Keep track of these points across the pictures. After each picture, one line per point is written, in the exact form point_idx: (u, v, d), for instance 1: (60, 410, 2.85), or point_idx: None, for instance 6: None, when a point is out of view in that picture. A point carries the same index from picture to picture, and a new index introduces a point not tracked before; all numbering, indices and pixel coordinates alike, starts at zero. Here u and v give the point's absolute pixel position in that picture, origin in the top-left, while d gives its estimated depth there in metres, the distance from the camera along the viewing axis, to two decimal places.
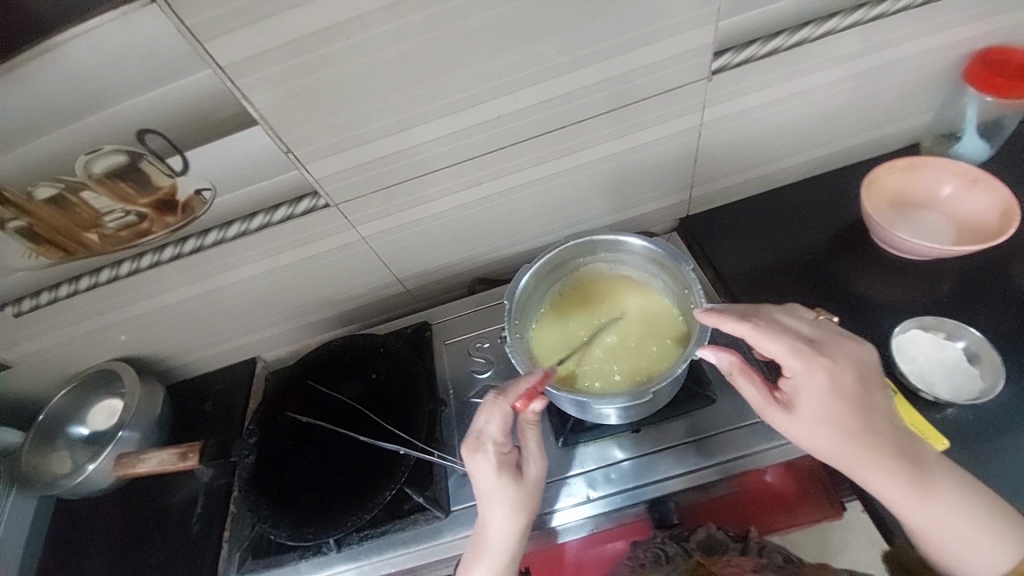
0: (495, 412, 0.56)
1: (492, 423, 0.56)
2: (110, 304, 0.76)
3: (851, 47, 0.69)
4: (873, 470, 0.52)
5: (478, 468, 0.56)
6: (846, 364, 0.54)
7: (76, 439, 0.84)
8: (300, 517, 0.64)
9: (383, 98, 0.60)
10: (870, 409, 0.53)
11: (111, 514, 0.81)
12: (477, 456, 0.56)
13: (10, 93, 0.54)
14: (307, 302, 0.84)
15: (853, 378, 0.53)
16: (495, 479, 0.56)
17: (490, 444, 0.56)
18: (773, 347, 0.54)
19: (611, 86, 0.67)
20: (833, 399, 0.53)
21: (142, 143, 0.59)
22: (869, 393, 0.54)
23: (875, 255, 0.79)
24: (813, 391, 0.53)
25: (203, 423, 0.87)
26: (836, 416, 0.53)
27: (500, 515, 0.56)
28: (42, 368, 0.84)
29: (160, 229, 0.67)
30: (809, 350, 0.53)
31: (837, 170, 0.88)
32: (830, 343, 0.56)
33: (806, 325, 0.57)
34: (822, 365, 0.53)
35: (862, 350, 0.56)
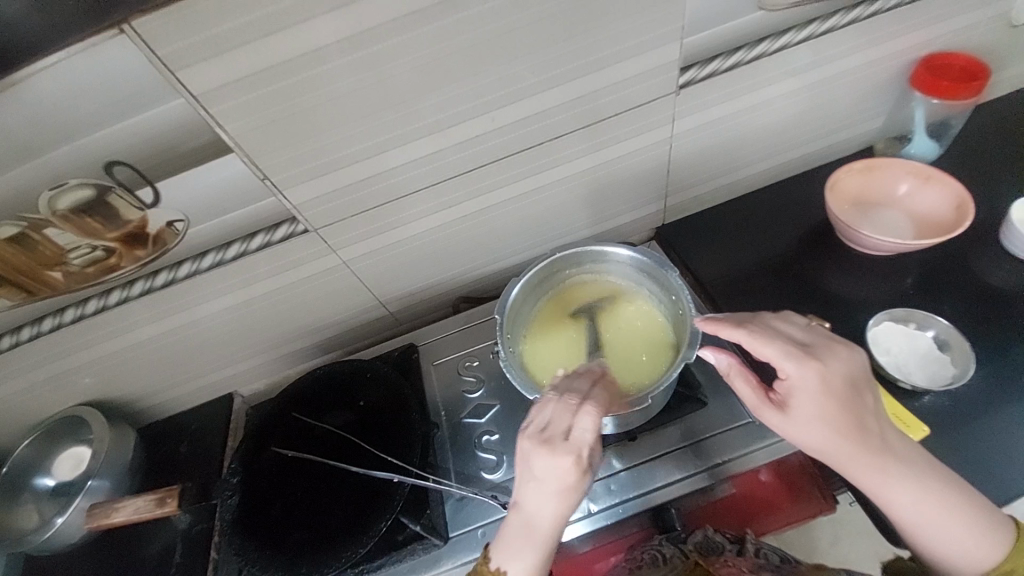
0: (593, 416, 0.52)
1: (592, 430, 0.51)
2: (75, 346, 0.73)
3: (807, 59, 0.74)
4: (867, 464, 0.53)
5: (563, 472, 0.51)
6: (837, 367, 0.53)
7: (41, 491, 0.79)
8: (290, 558, 0.61)
9: (361, 122, 0.61)
10: (864, 410, 0.53)
11: (79, 571, 0.75)
12: (572, 463, 0.50)
13: None
14: (288, 330, 0.82)
15: (846, 379, 0.53)
16: (575, 486, 0.52)
17: (584, 452, 0.51)
18: (772, 351, 0.53)
19: (585, 103, 0.69)
20: (825, 401, 0.52)
21: (110, 176, 0.57)
22: (864, 394, 0.53)
23: (844, 253, 0.82)
24: (806, 392, 0.52)
25: (179, 465, 0.82)
26: (829, 417, 0.52)
27: (557, 517, 0.53)
28: (1, 418, 0.79)
29: (130, 263, 0.65)
30: (800, 352, 0.53)
31: (800, 174, 0.92)
32: (823, 348, 0.54)
33: (800, 331, 0.56)
34: (814, 368, 0.52)
35: (854, 355, 0.54)
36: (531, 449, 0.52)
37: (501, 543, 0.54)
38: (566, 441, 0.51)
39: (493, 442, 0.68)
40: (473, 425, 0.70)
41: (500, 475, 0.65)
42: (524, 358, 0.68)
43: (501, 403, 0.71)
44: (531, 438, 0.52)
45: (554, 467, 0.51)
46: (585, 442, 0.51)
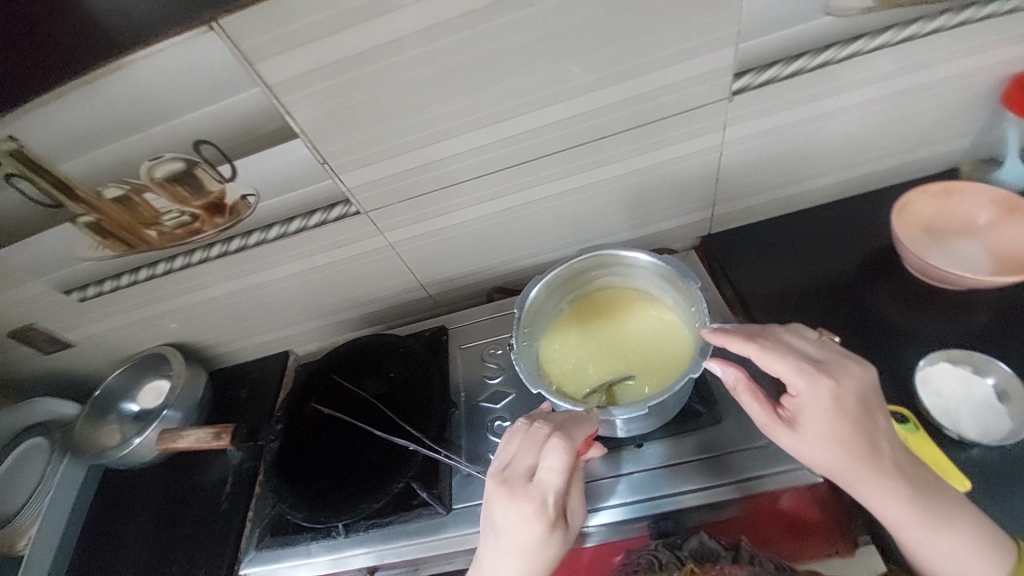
0: (558, 458, 0.54)
1: (556, 472, 0.53)
2: (162, 294, 0.85)
3: (886, 67, 0.68)
4: (877, 492, 0.52)
5: (529, 515, 0.53)
6: (851, 385, 0.52)
7: (126, 414, 0.93)
8: (314, 502, 0.68)
9: (412, 115, 0.65)
10: (874, 433, 0.52)
11: (150, 486, 0.88)
12: (536, 504, 0.53)
13: (83, 105, 0.60)
14: (337, 300, 0.90)
15: (856, 398, 0.52)
16: (538, 534, 0.53)
17: (549, 494, 0.53)
18: (784, 366, 0.53)
19: (631, 105, 0.69)
20: (835, 423, 0.51)
21: (198, 153, 0.65)
22: (874, 414, 0.52)
23: (904, 283, 0.76)
24: (816, 409, 0.52)
25: (239, 408, 0.94)
26: (837, 439, 0.51)
27: (526, 566, 0.53)
28: (102, 349, 0.93)
29: (210, 228, 0.74)
30: (812, 371, 0.52)
31: (867, 193, 0.86)
32: (836, 365, 0.53)
33: (807, 344, 0.55)
34: (826, 385, 0.51)
35: (864, 373, 0.53)
36: (499, 489, 0.55)
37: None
38: (532, 481, 0.54)
39: (506, 428, 0.70)
40: (488, 409, 0.73)
41: None
42: (542, 355, 0.69)
43: (518, 392, 0.73)
44: (494, 478, 0.55)
45: (514, 510, 0.53)
46: (550, 483, 0.53)
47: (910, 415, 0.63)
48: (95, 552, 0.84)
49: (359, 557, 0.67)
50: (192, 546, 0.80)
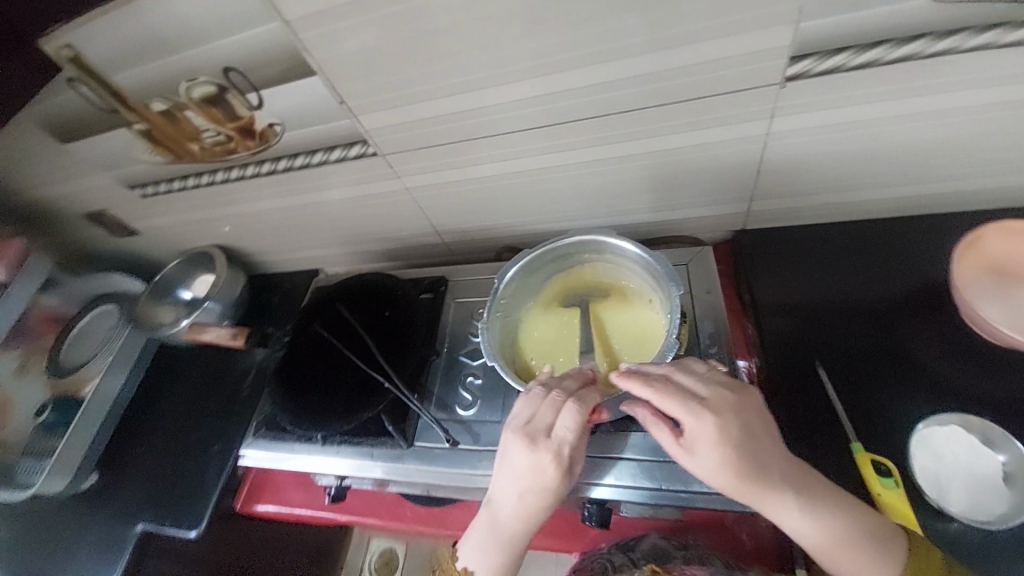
0: (575, 417, 0.57)
1: (574, 429, 0.57)
2: (208, 202, 0.94)
3: (1010, 69, 0.54)
4: (789, 521, 0.52)
5: (543, 466, 0.56)
6: (734, 418, 0.53)
7: (180, 299, 1.07)
8: (300, 411, 0.77)
9: (425, 66, 0.63)
10: (770, 463, 0.52)
11: (194, 363, 1.08)
12: (551, 457, 0.56)
13: (126, 23, 0.64)
14: (361, 231, 0.96)
15: (743, 429, 0.52)
16: (553, 484, 0.57)
17: (564, 448, 0.57)
18: (676, 401, 0.54)
19: (664, 79, 0.61)
20: (729, 454, 0.51)
21: (227, 79, 0.68)
22: (763, 439, 0.53)
23: (940, 328, 0.68)
24: (705, 441, 0.52)
25: (270, 311, 1.07)
26: (733, 469, 0.51)
27: (535, 508, 0.58)
28: (164, 240, 1.07)
29: (244, 149, 0.79)
30: (697, 406, 0.53)
31: (939, 216, 0.74)
32: (721, 400, 0.54)
33: (692, 378, 0.56)
34: (709, 419, 0.52)
35: (750, 402, 0.54)
36: (513, 441, 0.58)
37: (478, 526, 0.61)
38: (548, 438, 0.57)
39: (475, 385, 0.76)
40: (464, 364, 0.78)
41: (470, 415, 0.73)
42: (518, 327, 0.72)
43: None
44: (515, 431, 0.58)
45: (532, 460, 0.57)
46: (565, 439, 0.57)
47: (896, 471, 0.59)
48: (149, 406, 1.05)
49: (376, 470, 0.73)
50: (219, 418, 0.98)
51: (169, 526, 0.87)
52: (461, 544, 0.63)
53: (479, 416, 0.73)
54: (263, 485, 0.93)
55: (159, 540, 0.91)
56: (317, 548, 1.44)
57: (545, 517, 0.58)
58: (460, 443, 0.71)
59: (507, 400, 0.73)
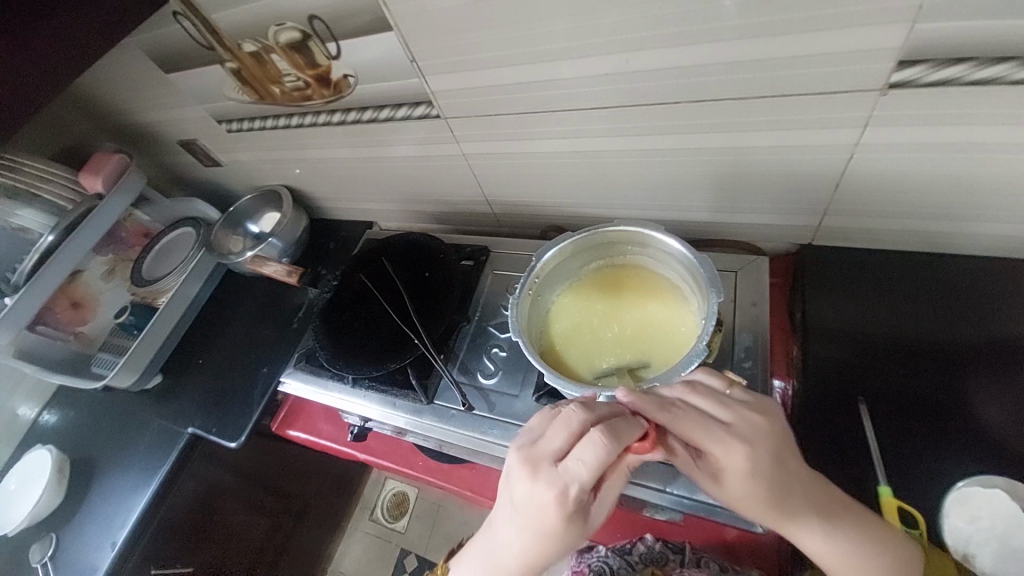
0: (592, 453, 0.48)
1: (589, 469, 0.48)
2: (282, 144, 1.00)
3: None
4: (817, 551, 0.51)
5: (546, 502, 0.49)
6: (762, 446, 0.51)
7: (248, 232, 1.16)
8: (334, 351, 0.82)
9: (497, 32, 0.62)
10: (796, 489, 0.51)
11: (254, 292, 1.18)
12: (556, 493, 0.49)
13: None
14: (416, 190, 1.00)
15: (771, 457, 0.51)
16: (556, 522, 0.49)
17: (573, 485, 0.49)
18: (700, 429, 0.52)
19: (746, 70, 0.57)
20: (758, 483, 0.50)
21: (311, 27, 0.71)
22: (791, 463, 0.51)
23: (1013, 386, 0.61)
24: (735, 472, 0.51)
25: (325, 256, 1.15)
26: (765, 500, 0.51)
27: (534, 543, 0.51)
28: (241, 174, 1.16)
29: (319, 97, 0.83)
30: (723, 436, 0.51)
31: None
32: (745, 428, 0.52)
33: (715, 405, 0.53)
34: (739, 450, 0.51)
35: (775, 423, 0.53)
36: (517, 465, 0.52)
37: (477, 544, 0.56)
38: (556, 469, 0.50)
39: (499, 356, 0.78)
40: (492, 334, 0.81)
41: (490, 384, 0.76)
42: (548, 309, 0.72)
43: None
44: (520, 454, 0.52)
45: (535, 493, 0.50)
46: (576, 475, 0.49)
47: (921, 522, 0.57)
48: (212, 323, 1.16)
49: (399, 420, 0.78)
50: (270, 343, 1.07)
51: (213, 434, 0.98)
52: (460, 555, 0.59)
53: (498, 386, 0.75)
54: (297, 413, 1.02)
55: (204, 444, 1.03)
56: (339, 477, 1.56)
57: (545, 555, 0.52)
58: (475, 408, 0.74)
59: (527, 376, 0.75)
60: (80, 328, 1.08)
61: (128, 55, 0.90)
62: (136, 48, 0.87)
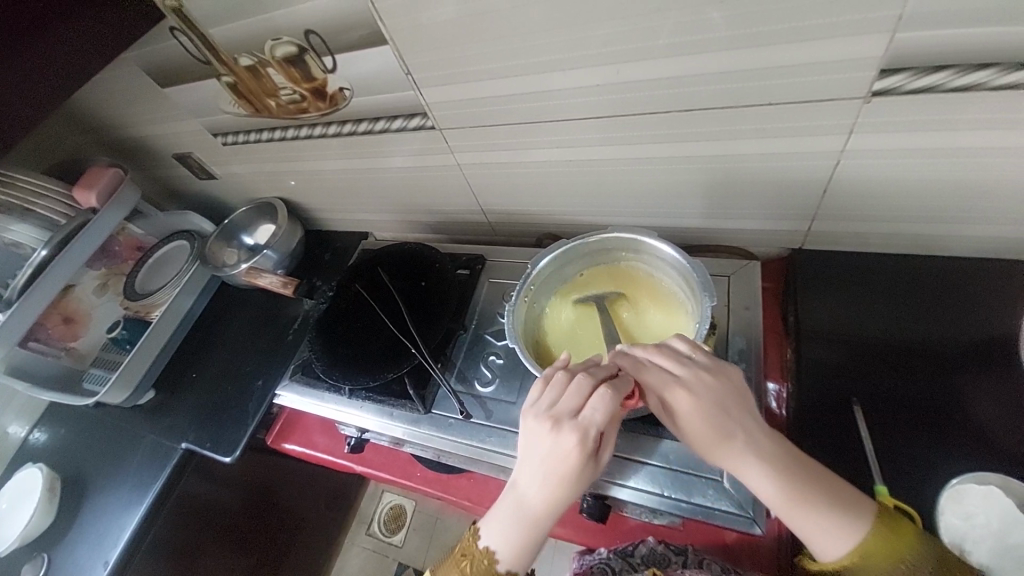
0: (606, 399, 0.54)
1: (603, 412, 0.54)
2: (278, 156, 1.00)
3: None
4: (759, 493, 0.54)
5: (569, 450, 0.54)
6: (710, 394, 0.55)
7: (243, 245, 1.16)
8: (330, 361, 0.82)
9: (491, 45, 0.64)
10: (736, 434, 0.54)
11: (248, 305, 1.17)
12: (577, 441, 0.53)
13: None
14: (411, 201, 1.00)
15: (716, 404, 0.54)
16: (580, 467, 0.54)
17: (591, 433, 0.54)
18: (654, 377, 0.56)
19: (735, 79, 0.58)
20: (699, 424, 0.54)
21: (307, 41, 0.72)
22: (732, 411, 0.55)
23: (1001, 381, 0.62)
24: (684, 417, 0.55)
25: (320, 266, 1.15)
26: (708, 441, 0.55)
27: (557, 494, 0.55)
28: (237, 187, 1.16)
29: (315, 110, 0.84)
30: (673, 386, 0.55)
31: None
32: (695, 378, 0.55)
33: (671, 360, 0.57)
34: (684, 395, 0.55)
35: (727, 384, 0.56)
36: (536, 424, 0.56)
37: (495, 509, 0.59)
38: (574, 420, 0.54)
39: (496, 364, 0.78)
40: (489, 342, 0.81)
41: (487, 392, 0.76)
42: (543, 313, 0.73)
43: None
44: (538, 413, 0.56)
45: (559, 444, 0.54)
46: (593, 423, 0.54)
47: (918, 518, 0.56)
48: (205, 335, 1.15)
49: (397, 430, 0.77)
50: (264, 355, 1.06)
51: (208, 448, 0.96)
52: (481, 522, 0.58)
53: (495, 394, 0.75)
54: (293, 425, 1.01)
55: (198, 459, 1.01)
56: (335, 491, 1.54)
57: (567, 503, 0.56)
58: (473, 417, 0.74)
59: (524, 384, 0.75)
60: (72, 344, 1.06)
61: (124, 70, 0.90)
62: (132, 63, 0.88)
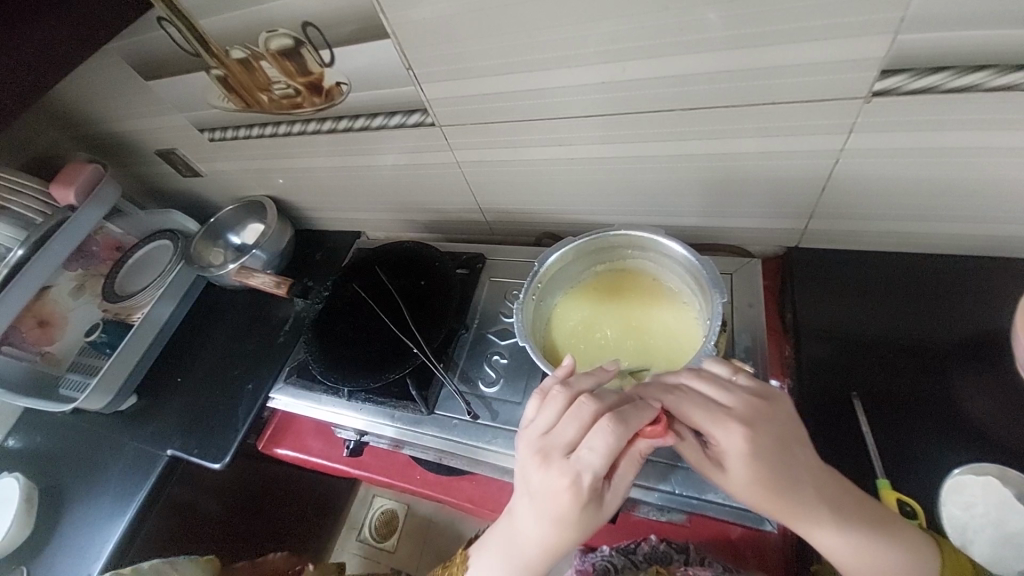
0: (600, 439, 0.50)
1: (598, 453, 0.51)
2: (269, 154, 0.97)
3: None
4: (814, 531, 0.52)
5: (560, 492, 0.51)
6: (766, 428, 0.52)
7: (230, 244, 1.13)
8: (328, 363, 0.80)
9: (494, 41, 0.63)
10: (793, 473, 0.51)
11: (236, 306, 1.14)
12: (568, 482, 0.51)
13: None
14: (407, 200, 0.99)
15: (773, 439, 0.51)
16: (572, 509, 0.52)
17: (585, 474, 0.51)
18: (691, 408, 0.53)
19: (739, 78, 0.58)
20: (756, 464, 0.50)
21: (304, 34, 0.70)
22: (794, 449, 0.52)
23: (993, 374, 0.65)
24: (733, 456, 0.51)
25: (312, 266, 1.12)
26: (763, 481, 0.50)
27: (550, 533, 0.53)
28: (224, 185, 1.13)
29: (309, 105, 0.82)
30: (723, 420, 0.52)
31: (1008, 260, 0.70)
32: (747, 411, 0.52)
33: (716, 389, 0.54)
34: (740, 431, 0.51)
35: (779, 414, 0.53)
36: (530, 459, 0.54)
37: (495, 535, 0.59)
38: (568, 459, 0.52)
39: (500, 363, 0.78)
40: (493, 341, 0.81)
41: (492, 392, 0.75)
42: (552, 310, 0.73)
43: None
44: (531, 447, 0.54)
45: (547, 481, 0.52)
46: (587, 465, 0.51)
47: (920, 512, 0.58)
48: (192, 338, 1.11)
49: (397, 431, 0.76)
50: (255, 358, 1.03)
51: (195, 455, 0.93)
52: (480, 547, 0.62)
53: (500, 394, 0.74)
54: (285, 430, 0.98)
55: (184, 466, 0.98)
56: (325, 498, 1.51)
57: (561, 543, 0.54)
58: (479, 417, 0.73)
59: (528, 383, 0.75)
60: (47, 348, 1.02)
61: (106, 62, 0.86)
62: (114, 54, 0.84)
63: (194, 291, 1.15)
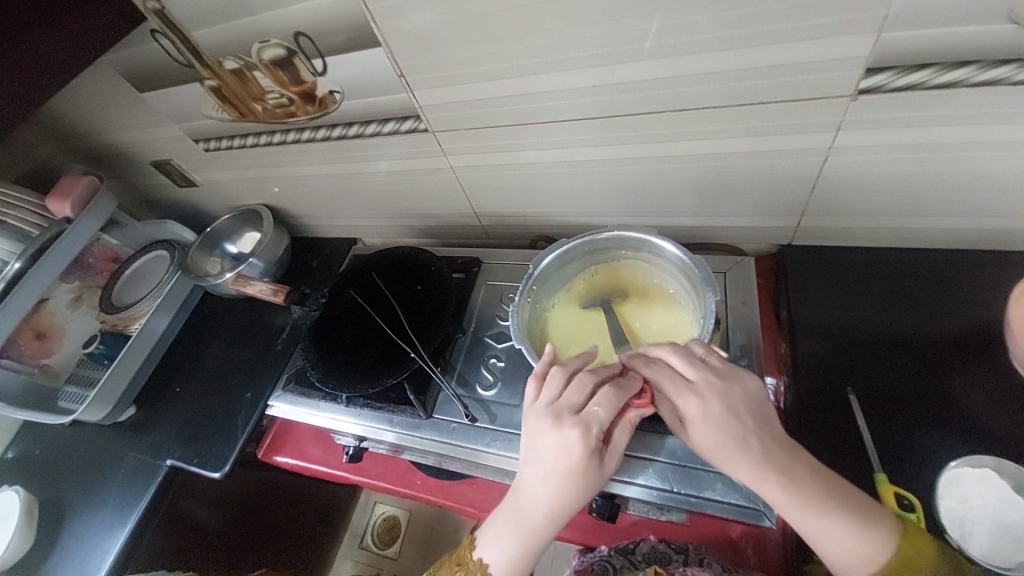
0: (606, 397, 0.54)
1: (605, 409, 0.54)
2: (264, 162, 0.98)
3: None
4: (777, 504, 0.52)
5: (570, 449, 0.53)
6: (739, 395, 0.54)
7: (227, 253, 1.13)
8: (326, 370, 0.80)
9: (486, 47, 0.63)
10: (752, 444, 0.52)
11: (234, 315, 1.14)
12: (578, 437, 0.53)
13: None
14: (402, 205, 0.99)
15: (725, 410, 0.53)
16: (583, 465, 0.54)
17: (594, 429, 0.54)
18: (665, 379, 0.55)
19: (730, 78, 0.59)
20: (709, 432, 0.53)
21: (296, 44, 0.70)
22: (751, 423, 0.53)
23: (985, 367, 0.65)
24: (698, 424, 0.53)
25: (309, 274, 1.13)
26: (733, 449, 0.52)
27: (557, 493, 0.54)
28: (219, 195, 1.13)
29: (303, 113, 0.82)
30: (683, 390, 0.54)
31: (997, 254, 0.70)
32: (708, 384, 0.54)
33: (684, 364, 0.55)
34: (694, 401, 0.53)
35: (737, 391, 0.54)
36: (539, 423, 0.56)
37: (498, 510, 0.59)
38: (577, 417, 0.54)
39: (497, 366, 0.78)
40: (489, 345, 0.81)
41: (490, 395, 0.75)
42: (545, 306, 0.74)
43: None
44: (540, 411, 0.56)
45: (558, 440, 0.54)
46: (597, 419, 0.54)
47: (918, 506, 0.58)
48: (189, 348, 1.11)
49: (395, 436, 0.76)
50: (253, 367, 1.03)
51: (195, 465, 0.93)
52: (483, 529, 0.60)
53: (497, 397, 0.75)
54: (285, 438, 0.98)
55: (184, 476, 0.97)
56: (327, 505, 1.50)
57: (569, 503, 0.55)
58: (477, 421, 0.73)
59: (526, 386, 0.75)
60: (45, 361, 1.02)
61: (99, 74, 0.87)
62: (107, 66, 0.85)
63: (192, 301, 1.15)
